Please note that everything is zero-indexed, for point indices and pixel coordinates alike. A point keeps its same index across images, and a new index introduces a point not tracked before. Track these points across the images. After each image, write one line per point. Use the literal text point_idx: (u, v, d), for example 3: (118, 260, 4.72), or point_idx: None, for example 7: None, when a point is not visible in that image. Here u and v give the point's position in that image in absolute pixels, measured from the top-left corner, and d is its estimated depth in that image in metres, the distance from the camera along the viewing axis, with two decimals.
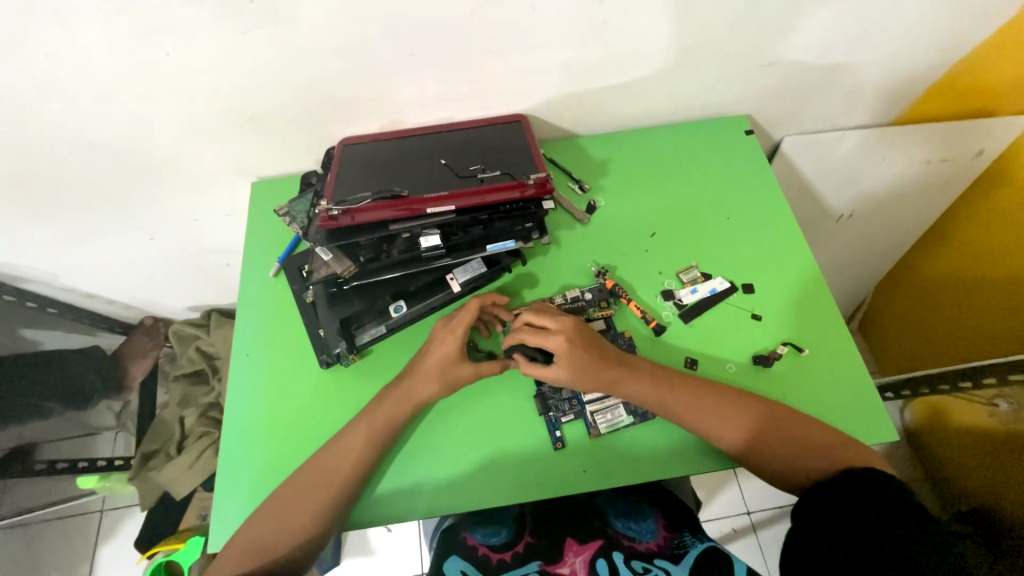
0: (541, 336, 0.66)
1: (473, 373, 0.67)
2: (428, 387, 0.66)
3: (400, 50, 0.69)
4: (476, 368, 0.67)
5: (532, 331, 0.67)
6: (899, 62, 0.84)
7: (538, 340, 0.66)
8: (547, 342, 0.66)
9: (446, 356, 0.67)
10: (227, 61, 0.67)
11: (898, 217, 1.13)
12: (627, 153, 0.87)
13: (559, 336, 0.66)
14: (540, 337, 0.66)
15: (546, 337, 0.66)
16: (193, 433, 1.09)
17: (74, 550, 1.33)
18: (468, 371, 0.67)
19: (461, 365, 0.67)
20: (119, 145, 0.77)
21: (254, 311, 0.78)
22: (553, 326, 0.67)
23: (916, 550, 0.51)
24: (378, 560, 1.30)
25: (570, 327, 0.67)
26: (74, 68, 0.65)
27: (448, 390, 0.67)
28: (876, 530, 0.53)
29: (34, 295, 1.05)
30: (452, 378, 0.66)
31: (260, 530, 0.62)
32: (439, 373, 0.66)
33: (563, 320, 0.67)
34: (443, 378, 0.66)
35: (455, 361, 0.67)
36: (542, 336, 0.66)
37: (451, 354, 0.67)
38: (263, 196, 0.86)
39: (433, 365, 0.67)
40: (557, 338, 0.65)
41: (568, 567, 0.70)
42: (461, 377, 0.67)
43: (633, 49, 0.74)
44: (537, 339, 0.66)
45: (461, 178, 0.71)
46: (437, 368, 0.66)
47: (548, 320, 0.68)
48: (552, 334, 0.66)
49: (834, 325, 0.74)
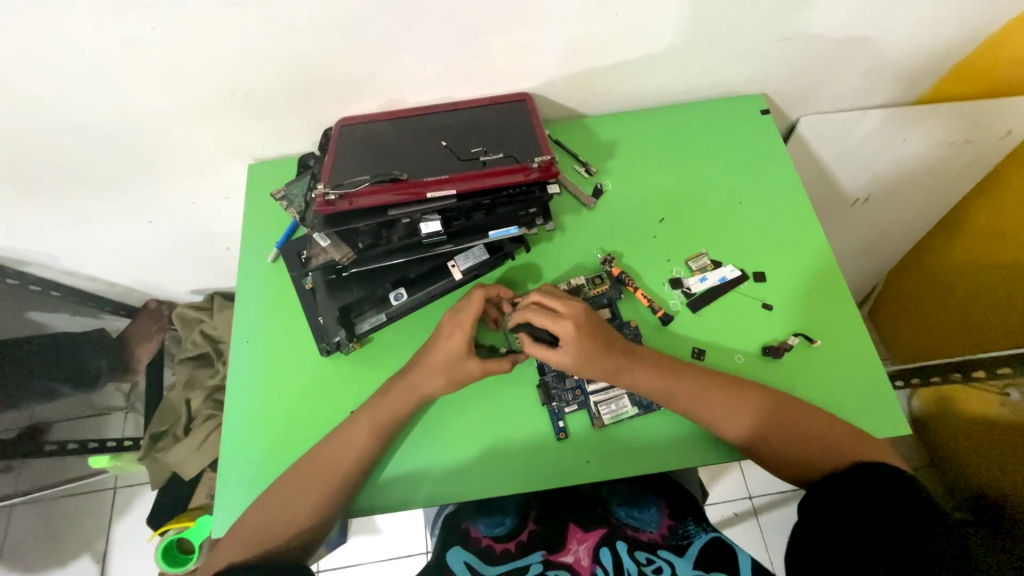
0: (548, 318, 0.64)
1: (480, 370, 0.65)
2: (435, 384, 0.65)
3: (398, 26, 0.66)
4: (484, 364, 0.65)
5: (539, 312, 0.64)
6: (926, 35, 0.79)
7: (544, 322, 0.64)
8: (554, 326, 0.63)
9: (453, 350, 0.65)
10: (218, 35, 0.64)
11: (917, 199, 1.09)
12: (636, 134, 0.84)
13: (568, 320, 0.64)
14: (547, 320, 0.64)
15: (554, 320, 0.63)
16: (200, 416, 1.09)
17: (87, 526, 1.36)
18: (474, 368, 0.65)
19: (468, 361, 0.65)
20: (112, 127, 0.75)
21: (255, 296, 0.77)
22: (562, 309, 0.65)
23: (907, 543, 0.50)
24: (383, 539, 1.32)
25: (580, 314, 0.64)
26: (56, 45, 0.62)
27: (454, 386, 0.65)
28: (873, 524, 0.52)
29: (37, 278, 1.04)
30: (457, 374, 0.65)
31: (260, 517, 0.62)
32: (445, 370, 0.65)
33: (573, 304, 0.65)
34: (447, 374, 0.65)
35: (462, 357, 0.65)
36: (550, 319, 0.64)
37: (458, 349, 0.65)
38: (261, 178, 0.84)
39: (441, 358, 0.65)
40: (565, 322, 0.63)
41: (573, 556, 0.72)
42: (468, 374, 0.65)
43: (642, 25, 0.71)
44: (544, 322, 0.64)
45: (462, 161, 0.68)
46: (442, 363, 0.65)
47: (557, 301, 0.65)
48: (560, 318, 0.64)
49: (848, 314, 0.72)
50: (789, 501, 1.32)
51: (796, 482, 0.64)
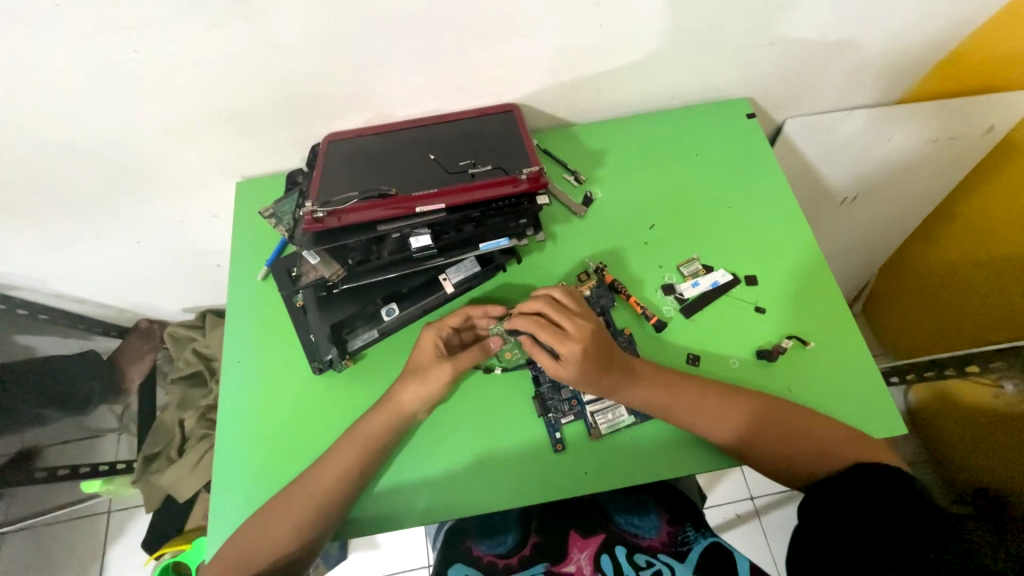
0: (556, 338, 0.64)
1: (449, 372, 0.66)
2: (401, 384, 0.66)
3: (383, 41, 0.66)
4: (453, 363, 0.67)
5: (547, 329, 0.64)
6: (908, 35, 0.80)
7: (550, 340, 0.64)
8: (561, 347, 0.63)
9: (420, 351, 0.68)
10: (202, 55, 0.64)
11: (905, 196, 1.09)
12: (624, 141, 0.84)
13: (575, 341, 0.63)
14: (554, 339, 0.64)
15: (562, 342, 0.63)
16: (194, 436, 1.08)
17: (83, 552, 1.34)
18: (441, 369, 0.66)
19: (436, 363, 0.67)
20: (99, 149, 0.75)
21: (245, 314, 0.77)
22: (571, 328, 0.64)
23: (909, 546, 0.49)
24: (385, 554, 1.30)
25: (588, 338, 0.64)
26: (41, 68, 0.61)
27: (423, 387, 0.66)
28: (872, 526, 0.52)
29: (24, 302, 1.03)
30: (422, 373, 0.66)
31: (252, 539, 0.61)
32: (413, 371, 0.67)
33: (582, 326, 0.65)
34: (417, 376, 0.66)
35: (430, 359, 0.67)
36: (558, 339, 0.64)
37: (425, 349, 0.68)
38: (249, 196, 0.84)
39: (411, 359, 0.68)
40: (572, 347, 0.63)
41: (574, 565, 0.71)
42: (431, 374, 0.66)
43: (627, 33, 0.71)
44: (551, 341, 0.64)
45: (451, 175, 0.68)
46: (411, 363, 0.68)
47: (567, 319, 0.65)
48: (568, 340, 0.64)
49: (840, 316, 0.72)
50: (790, 501, 1.32)
51: (794, 485, 0.64)
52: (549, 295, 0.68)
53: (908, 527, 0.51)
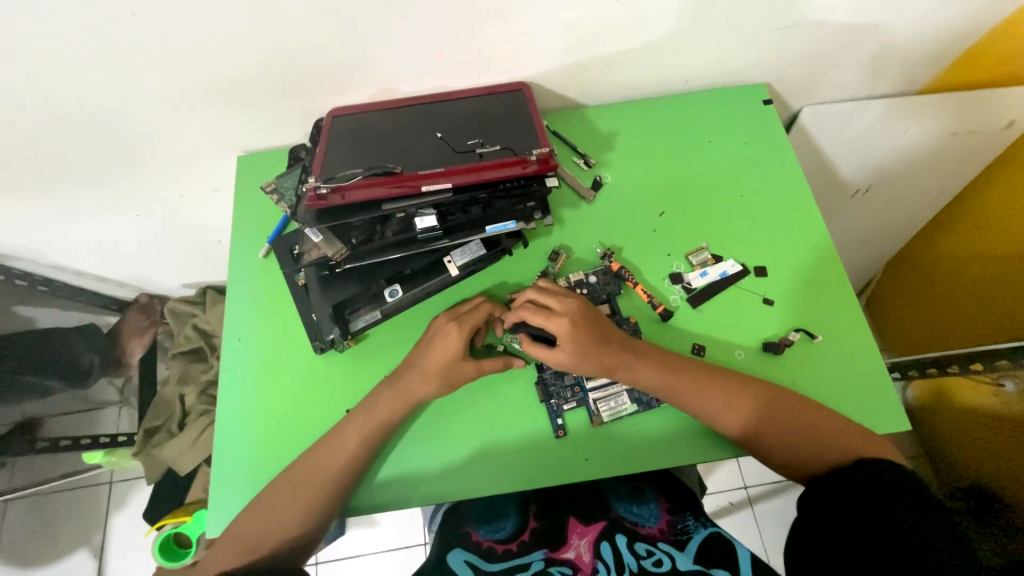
0: (542, 318, 0.64)
1: (475, 370, 0.65)
2: (427, 384, 0.64)
3: (390, 12, 0.63)
4: (479, 364, 0.65)
5: (534, 311, 0.64)
6: (933, 22, 0.77)
7: (539, 321, 0.64)
8: (550, 325, 0.63)
9: (451, 354, 0.64)
10: (200, 23, 0.61)
11: (919, 188, 1.07)
12: (635, 124, 0.82)
13: (564, 319, 0.63)
14: (542, 317, 0.64)
15: (549, 320, 0.63)
16: (195, 411, 1.08)
17: (83, 521, 1.36)
18: (471, 370, 0.65)
19: (465, 363, 0.65)
20: (94, 119, 0.73)
21: (246, 292, 0.76)
22: (557, 307, 0.65)
23: (901, 538, 0.50)
24: (382, 531, 1.32)
25: (574, 311, 0.64)
26: (35, 36, 0.60)
27: (449, 386, 0.65)
28: (859, 510, 0.53)
29: (23, 273, 1.03)
30: (451, 372, 0.64)
31: (254, 522, 0.61)
32: (442, 371, 0.64)
33: (567, 302, 0.65)
34: (445, 373, 0.64)
35: (459, 360, 0.64)
36: (544, 318, 0.64)
37: (457, 351, 0.64)
38: (251, 170, 0.82)
39: (435, 360, 0.64)
40: (559, 321, 0.63)
41: (574, 551, 0.71)
42: (464, 376, 0.65)
43: (644, 11, 0.69)
44: (540, 322, 0.64)
45: (458, 154, 0.67)
46: (437, 365, 0.64)
47: (549, 299, 0.65)
48: (555, 317, 0.64)
49: (847, 310, 0.71)
50: (783, 491, 1.32)
51: (794, 478, 0.64)
52: (534, 286, 0.68)
53: (894, 514, 0.51)
